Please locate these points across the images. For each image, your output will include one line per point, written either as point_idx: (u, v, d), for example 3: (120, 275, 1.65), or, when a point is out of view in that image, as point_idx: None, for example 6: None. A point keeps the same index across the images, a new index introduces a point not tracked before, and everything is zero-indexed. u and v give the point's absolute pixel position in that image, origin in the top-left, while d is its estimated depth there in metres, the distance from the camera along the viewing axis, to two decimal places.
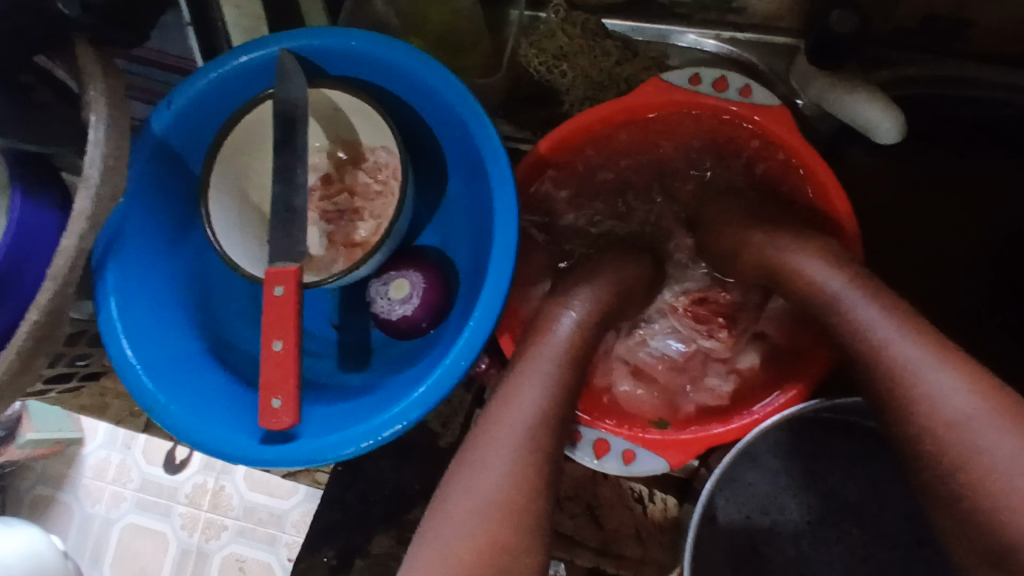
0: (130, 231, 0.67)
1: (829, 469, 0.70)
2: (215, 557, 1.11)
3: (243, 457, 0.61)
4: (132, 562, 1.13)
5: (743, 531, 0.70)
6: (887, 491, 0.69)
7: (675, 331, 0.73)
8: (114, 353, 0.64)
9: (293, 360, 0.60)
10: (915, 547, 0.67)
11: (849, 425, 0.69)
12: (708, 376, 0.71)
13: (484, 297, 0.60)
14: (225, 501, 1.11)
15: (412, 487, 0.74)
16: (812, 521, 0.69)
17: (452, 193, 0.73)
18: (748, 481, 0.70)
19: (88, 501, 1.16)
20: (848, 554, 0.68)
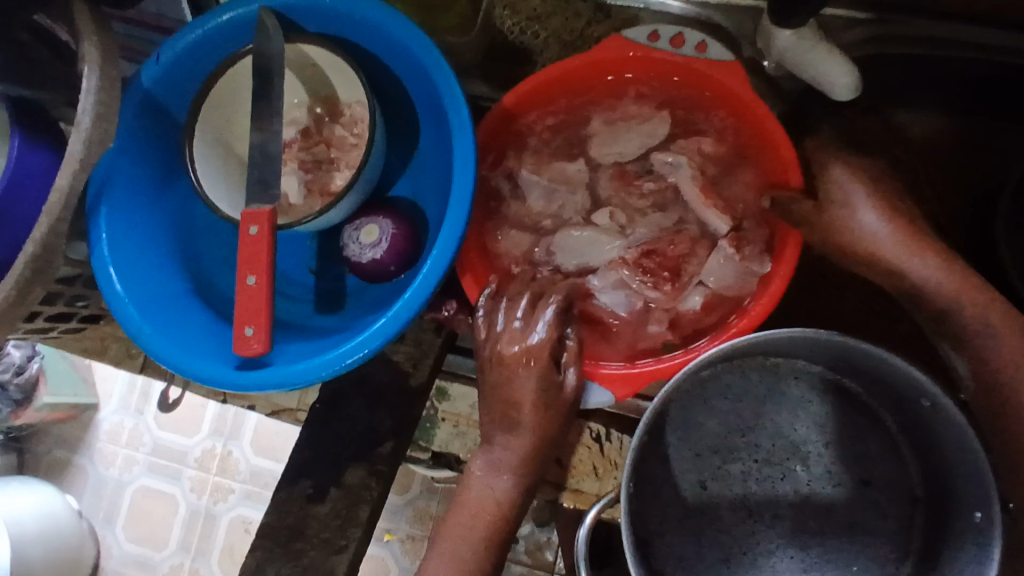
0: (119, 176, 0.72)
1: (776, 410, 0.74)
2: (222, 519, 1.17)
3: (220, 383, 0.66)
4: (144, 521, 1.20)
5: (693, 469, 0.73)
6: (832, 432, 0.73)
7: (624, 284, 0.72)
8: (105, 287, 0.69)
9: (265, 293, 0.64)
10: (858, 485, 0.72)
11: (797, 368, 0.74)
12: (651, 325, 0.72)
13: (442, 237, 0.65)
14: (233, 466, 1.17)
15: (384, 424, 0.78)
16: (760, 459, 0.73)
17: (422, 148, 0.77)
18: (701, 420, 0.73)
19: (102, 464, 1.22)
20: (794, 493, 0.72)
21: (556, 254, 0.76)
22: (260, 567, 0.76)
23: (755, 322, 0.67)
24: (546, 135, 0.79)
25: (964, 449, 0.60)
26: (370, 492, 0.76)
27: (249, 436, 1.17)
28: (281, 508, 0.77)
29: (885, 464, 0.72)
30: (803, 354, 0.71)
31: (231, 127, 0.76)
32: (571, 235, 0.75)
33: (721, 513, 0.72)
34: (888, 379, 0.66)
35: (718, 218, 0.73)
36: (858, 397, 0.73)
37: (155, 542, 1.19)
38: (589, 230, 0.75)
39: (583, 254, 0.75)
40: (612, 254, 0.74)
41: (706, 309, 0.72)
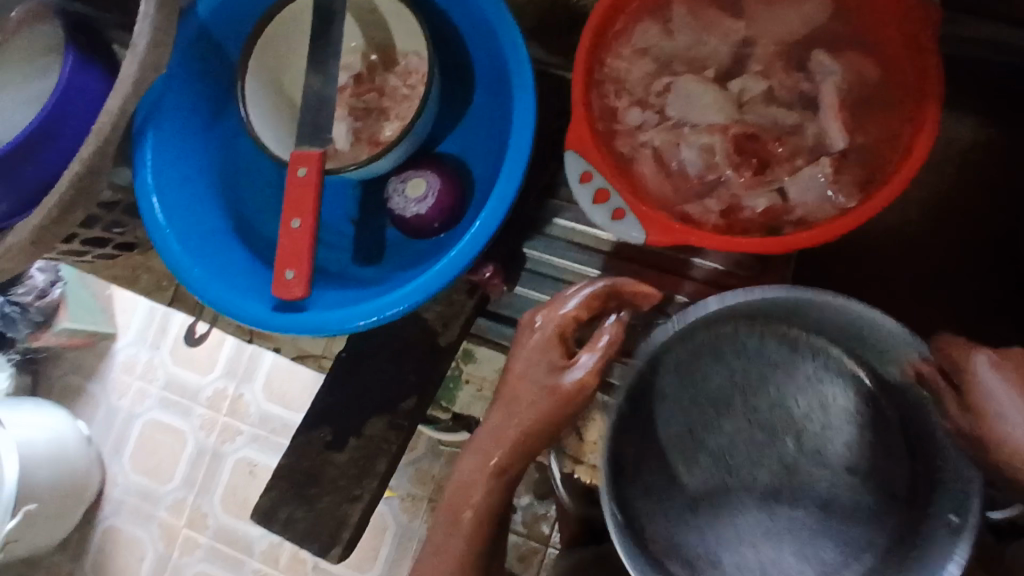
0: (168, 105, 0.71)
1: (782, 379, 0.67)
2: (227, 460, 1.13)
3: (255, 322, 0.66)
4: (152, 454, 1.17)
5: (681, 415, 0.67)
6: (835, 417, 0.66)
7: (710, 150, 0.72)
8: (146, 214, 0.69)
9: (308, 236, 0.64)
10: (782, 467, 0.66)
11: (815, 345, 0.67)
12: (707, 198, 0.71)
13: (493, 199, 0.64)
14: (243, 408, 1.14)
15: (408, 380, 0.78)
16: (755, 428, 0.66)
17: (476, 107, 0.76)
18: (699, 373, 0.67)
19: (114, 394, 1.20)
20: (712, 461, 0.66)
21: (670, 94, 0.73)
22: (274, 508, 0.76)
23: (799, 243, 0.64)
24: (617, 67, 0.74)
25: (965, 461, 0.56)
26: (389, 445, 0.77)
27: (260, 382, 1.13)
28: (299, 451, 0.78)
29: (887, 463, 0.65)
30: (840, 329, 0.63)
31: (283, 66, 0.75)
32: (692, 83, 0.73)
33: (697, 470, 0.66)
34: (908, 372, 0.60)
35: (838, 131, 0.70)
36: (872, 397, 0.66)
37: (159, 474, 1.16)
38: (709, 88, 0.73)
39: (685, 107, 0.73)
40: (714, 120, 0.72)
41: (765, 214, 0.70)
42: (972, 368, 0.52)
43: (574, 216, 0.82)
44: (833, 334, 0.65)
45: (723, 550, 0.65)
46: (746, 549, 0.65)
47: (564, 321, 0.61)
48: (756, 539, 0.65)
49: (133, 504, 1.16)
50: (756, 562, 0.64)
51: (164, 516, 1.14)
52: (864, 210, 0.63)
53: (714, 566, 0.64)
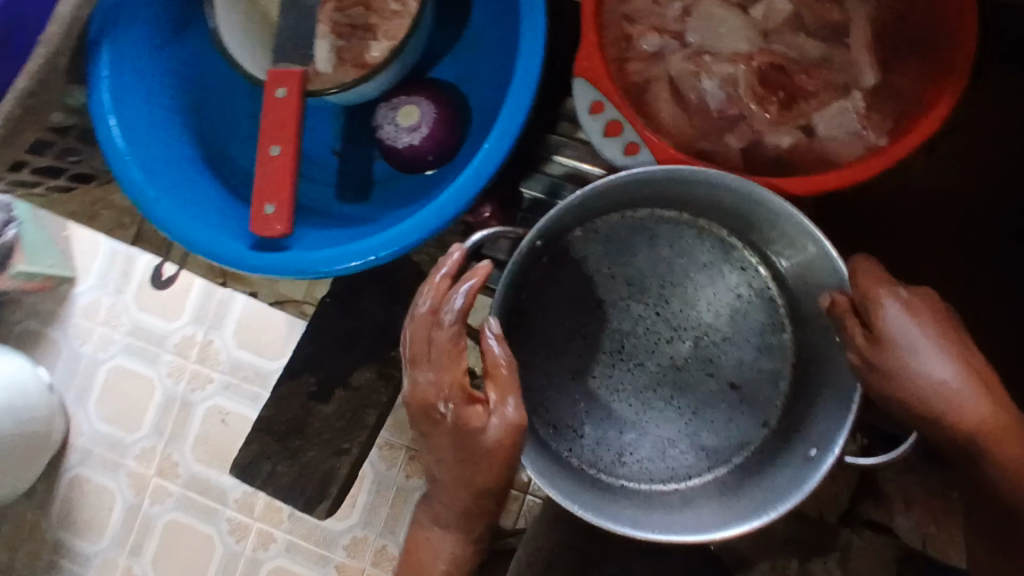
0: (126, 12, 0.62)
1: (699, 283, 0.71)
2: (198, 409, 1.00)
3: (231, 262, 0.59)
4: (119, 405, 1.03)
5: (597, 286, 0.71)
6: (738, 331, 0.71)
7: (733, 83, 0.66)
8: (103, 137, 0.61)
9: (289, 167, 0.56)
10: (671, 370, 0.71)
11: (747, 263, 0.71)
12: (728, 135, 0.66)
13: (499, 125, 0.57)
14: (213, 355, 1.00)
15: (398, 328, 0.72)
16: (660, 312, 0.71)
17: (474, 26, 0.69)
18: (621, 253, 0.71)
19: (76, 339, 1.04)
20: (607, 338, 0.71)
21: (691, 19, 0.67)
22: (255, 462, 0.71)
23: (835, 183, 0.59)
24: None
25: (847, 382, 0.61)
26: (380, 396, 0.72)
27: (231, 327, 0.99)
28: (281, 402, 0.72)
29: (762, 386, 0.71)
30: (756, 233, 0.67)
31: None
32: (715, 7, 0.66)
33: (598, 338, 0.71)
34: (819, 294, 0.63)
35: (868, 67, 0.65)
36: (779, 320, 0.71)
37: (125, 421, 1.02)
38: (732, 13, 0.66)
39: (706, 34, 0.67)
40: (738, 48, 0.66)
41: (788, 153, 0.65)
42: (881, 303, 0.53)
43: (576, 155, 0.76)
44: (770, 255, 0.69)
45: (590, 424, 0.71)
46: (618, 430, 0.71)
47: (457, 381, 0.52)
48: (627, 421, 0.71)
49: (100, 454, 1.03)
50: (617, 443, 0.71)
51: (132, 465, 1.01)
52: (907, 145, 0.58)
53: (573, 435, 0.71)
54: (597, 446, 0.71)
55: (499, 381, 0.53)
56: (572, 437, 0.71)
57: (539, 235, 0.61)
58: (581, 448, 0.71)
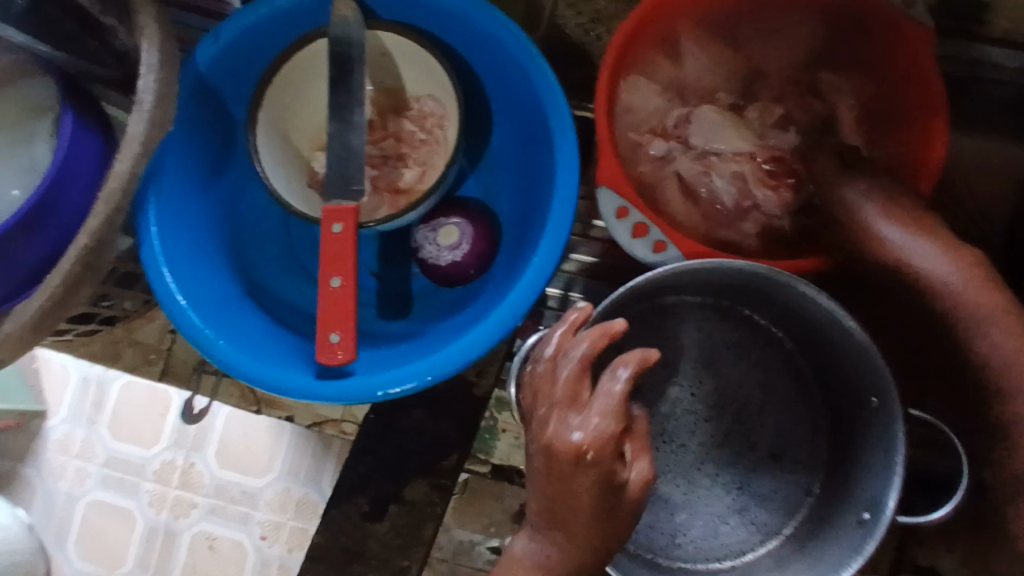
0: (169, 164, 0.66)
1: (730, 363, 0.75)
2: (183, 538, 0.91)
3: (299, 394, 0.60)
4: (94, 545, 0.91)
5: (636, 374, 0.74)
6: (769, 404, 0.75)
7: (741, 176, 0.72)
8: (157, 286, 0.63)
9: (351, 296, 0.59)
10: (713, 447, 0.74)
11: (770, 337, 0.75)
12: (740, 225, 0.72)
13: (545, 240, 0.61)
14: (196, 478, 0.91)
15: (446, 435, 0.73)
16: (696, 393, 0.74)
17: (495, 145, 0.74)
18: (653, 339, 0.75)
19: (47, 477, 0.93)
20: (649, 421, 0.74)
21: (693, 123, 0.74)
22: None
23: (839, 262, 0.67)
24: (631, 100, 0.74)
25: (878, 449, 0.64)
26: (434, 509, 0.72)
27: (217, 445, 0.91)
28: (334, 526, 0.72)
29: (800, 455, 0.74)
30: (780, 312, 0.72)
31: (292, 116, 0.72)
32: (712, 112, 0.74)
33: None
34: (844, 363, 0.68)
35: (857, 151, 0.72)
36: (808, 391, 0.75)
37: (106, 561, 0.91)
38: (727, 118, 0.74)
39: (708, 136, 0.74)
40: (738, 146, 0.73)
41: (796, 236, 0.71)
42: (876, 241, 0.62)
43: (589, 250, 0.83)
44: (792, 329, 0.74)
45: (643, 509, 0.73)
46: (670, 512, 0.73)
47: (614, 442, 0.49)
48: (676, 502, 0.74)
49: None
50: (670, 525, 0.73)
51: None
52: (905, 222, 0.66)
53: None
54: (652, 529, 0.73)
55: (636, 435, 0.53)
56: None
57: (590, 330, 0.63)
58: (637, 534, 0.73)
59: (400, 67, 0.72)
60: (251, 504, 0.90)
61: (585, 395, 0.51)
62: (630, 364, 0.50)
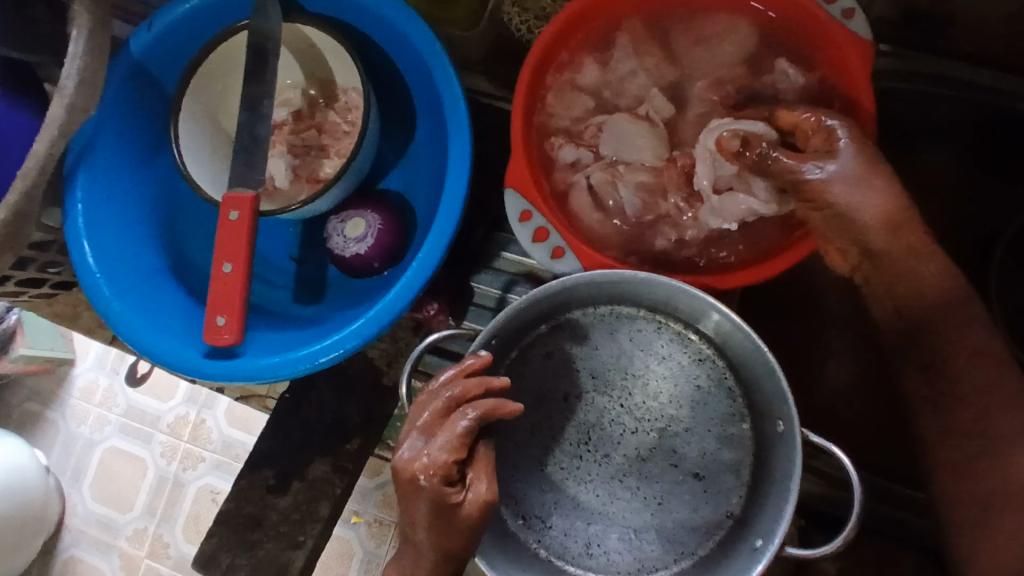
0: (100, 144, 0.70)
1: (661, 376, 0.67)
2: (189, 488, 1.02)
3: (186, 369, 0.65)
4: (110, 485, 1.05)
5: (563, 378, 0.68)
6: (700, 421, 0.67)
7: (643, 188, 0.71)
8: (77, 259, 0.67)
9: (241, 281, 0.62)
10: (637, 462, 0.66)
11: (704, 353, 0.67)
12: (646, 238, 0.71)
13: (430, 240, 0.63)
14: (205, 434, 1.03)
15: (353, 419, 0.76)
16: (625, 405, 0.67)
17: (417, 142, 0.75)
18: (584, 346, 0.68)
19: (74, 420, 1.07)
20: (573, 428, 0.67)
21: (603, 133, 0.72)
22: (215, 555, 0.74)
23: (746, 280, 0.64)
24: (556, 105, 0.73)
25: (787, 478, 0.58)
26: (333, 488, 0.75)
27: (225, 405, 1.02)
28: (240, 496, 0.76)
29: (724, 481, 0.65)
30: (716, 325, 0.64)
31: (223, 103, 0.74)
32: (625, 121, 0.71)
33: (562, 428, 0.67)
34: (768, 391, 0.61)
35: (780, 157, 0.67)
36: (742, 411, 0.66)
37: (119, 503, 1.05)
38: (644, 127, 0.71)
39: (619, 146, 0.71)
40: (651, 160, 0.71)
41: (699, 246, 0.71)
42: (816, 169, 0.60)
43: (519, 250, 0.81)
44: (726, 347, 0.65)
45: (559, 514, 0.66)
46: (584, 520, 0.66)
47: (444, 468, 0.54)
48: (591, 514, 0.66)
49: (94, 535, 1.05)
50: (584, 534, 0.66)
51: (124, 546, 1.04)
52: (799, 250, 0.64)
53: (542, 526, 0.66)
54: (565, 537, 0.66)
55: (481, 460, 0.56)
56: (540, 527, 0.66)
57: (494, 333, 0.62)
58: (550, 540, 0.66)
59: (320, 63, 0.74)
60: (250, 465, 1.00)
61: (439, 428, 0.56)
62: (478, 408, 0.54)
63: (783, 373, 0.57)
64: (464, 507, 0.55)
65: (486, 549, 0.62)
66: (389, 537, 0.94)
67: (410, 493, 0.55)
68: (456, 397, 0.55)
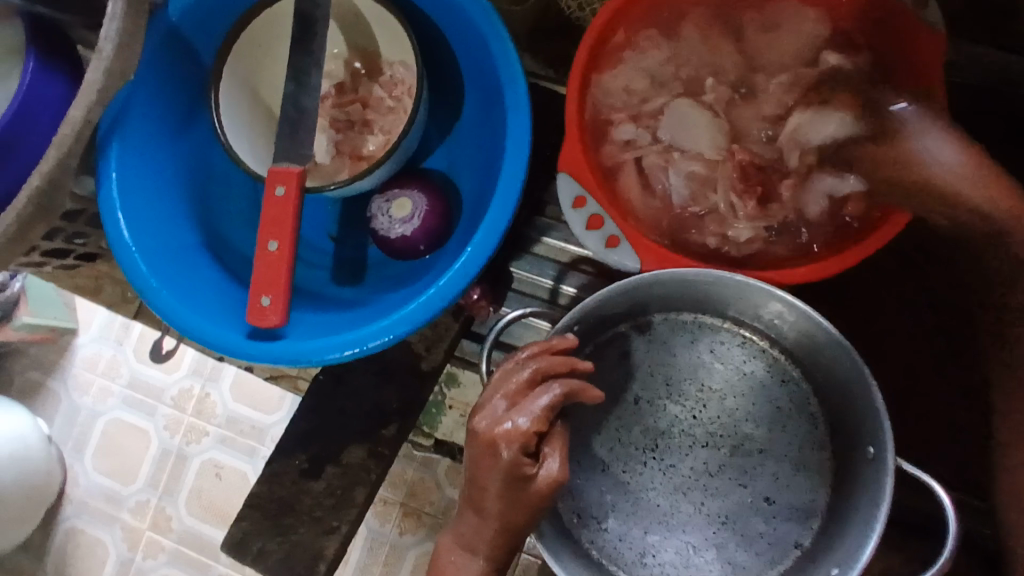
0: (134, 111, 0.67)
1: (742, 393, 0.68)
2: (193, 462, 1.00)
3: (226, 350, 0.63)
4: (114, 456, 1.03)
5: (637, 381, 0.68)
6: (776, 444, 0.66)
7: (698, 175, 0.69)
8: (111, 231, 0.65)
9: (286, 261, 0.60)
10: (706, 476, 0.66)
11: (789, 375, 0.67)
12: (701, 228, 0.69)
13: (484, 224, 0.60)
14: (209, 409, 1.00)
15: (390, 404, 0.74)
16: (699, 416, 0.67)
17: (465, 120, 0.72)
18: (663, 352, 0.69)
19: (76, 391, 1.05)
20: (643, 433, 0.67)
21: (664, 115, 0.70)
22: (246, 538, 0.73)
23: (798, 276, 0.62)
24: (610, 87, 0.71)
25: (868, 508, 0.57)
26: (368, 474, 0.73)
27: (230, 378, 1.00)
28: (273, 479, 0.74)
29: (796, 510, 0.65)
30: (807, 346, 0.64)
31: (262, 73, 0.71)
32: (688, 104, 0.69)
33: (631, 430, 0.67)
34: (854, 416, 0.61)
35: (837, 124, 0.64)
36: (823, 440, 0.66)
37: (121, 476, 1.02)
38: (705, 111, 0.69)
39: (679, 129, 0.69)
40: (709, 145, 0.69)
41: (753, 242, 0.67)
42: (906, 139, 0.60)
43: (562, 235, 0.79)
44: (814, 369, 0.65)
45: (616, 518, 0.66)
46: (642, 529, 0.66)
47: (524, 438, 0.54)
48: (650, 525, 0.66)
49: (97, 507, 1.02)
50: (640, 542, 0.65)
51: (128, 519, 1.01)
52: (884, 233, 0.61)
53: (597, 527, 0.66)
54: (620, 542, 0.66)
55: (556, 437, 0.56)
56: (595, 527, 0.66)
57: (577, 318, 0.62)
58: (604, 543, 0.66)
59: (365, 35, 0.71)
60: (259, 440, 0.98)
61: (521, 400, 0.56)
62: (565, 385, 0.55)
63: (877, 392, 0.56)
64: (534, 481, 0.55)
65: (547, 537, 0.61)
66: (394, 517, 0.85)
67: (483, 458, 0.55)
68: (541, 372, 0.56)
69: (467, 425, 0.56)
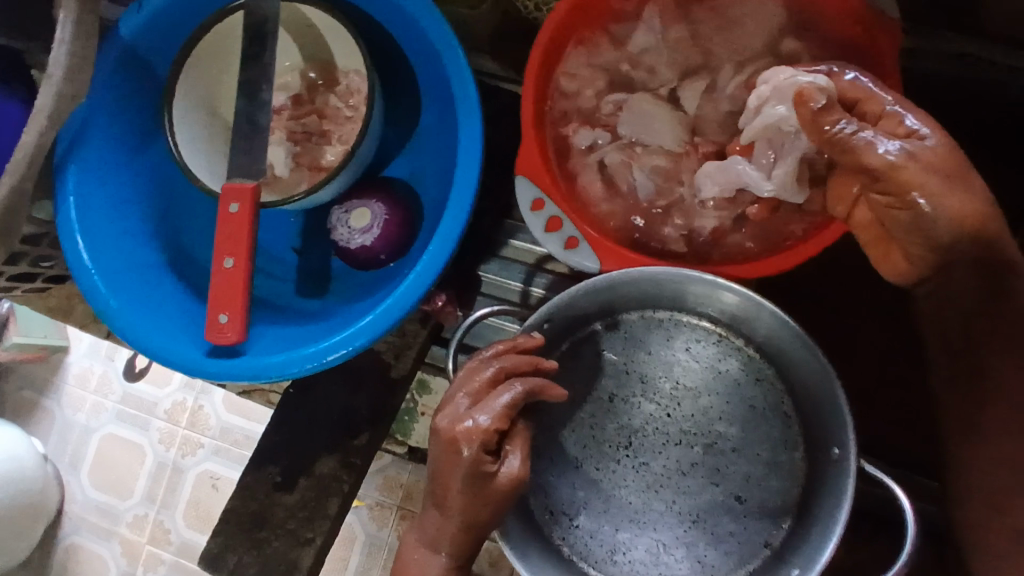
0: (90, 133, 0.67)
1: (717, 391, 0.67)
2: (191, 474, 1.00)
3: (189, 369, 0.63)
4: (110, 471, 1.03)
5: (611, 378, 0.68)
6: (749, 443, 0.66)
7: (658, 171, 0.69)
8: (70, 253, 0.64)
9: (242, 277, 0.60)
10: (679, 475, 0.66)
11: (763, 374, 0.66)
12: (662, 225, 0.68)
13: (440, 232, 0.60)
14: (203, 421, 1.00)
15: (360, 414, 0.74)
16: (672, 415, 0.67)
17: (424, 127, 0.72)
18: (637, 349, 0.68)
19: (70, 408, 1.05)
20: (618, 431, 0.67)
21: (621, 112, 0.70)
22: (221, 554, 0.73)
23: (764, 269, 0.61)
24: (568, 88, 0.70)
25: (834, 509, 0.57)
26: (340, 485, 0.73)
27: (221, 393, 1.00)
28: (246, 493, 0.74)
29: (767, 510, 0.64)
30: (779, 345, 0.63)
31: (217, 87, 0.70)
32: (648, 102, 0.69)
33: (604, 428, 0.67)
34: (823, 415, 0.60)
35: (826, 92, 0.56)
36: (797, 439, 0.65)
37: (119, 490, 1.02)
38: (664, 109, 0.69)
39: (639, 127, 0.69)
40: (667, 140, 0.68)
41: (714, 237, 0.67)
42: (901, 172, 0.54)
43: (529, 237, 0.78)
44: (787, 368, 0.64)
45: (587, 514, 0.66)
46: (613, 526, 0.66)
47: (485, 435, 0.54)
48: (620, 523, 0.66)
49: (94, 522, 1.02)
50: (610, 539, 0.66)
51: (125, 533, 1.01)
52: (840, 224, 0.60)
53: (569, 523, 0.66)
54: (591, 539, 0.66)
55: (518, 434, 0.57)
56: (566, 524, 0.66)
57: (547, 316, 0.61)
58: (575, 539, 0.66)
59: (319, 45, 0.71)
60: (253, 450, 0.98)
61: (482, 397, 0.56)
62: (528, 383, 0.55)
63: (842, 394, 0.56)
64: (495, 478, 0.55)
65: (512, 536, 0.62)
66: (392, 520, 0.88)
67: (448, 456, 0.55)
68: (504, 369, 0.56)
69: (432, 424, 0.56)
